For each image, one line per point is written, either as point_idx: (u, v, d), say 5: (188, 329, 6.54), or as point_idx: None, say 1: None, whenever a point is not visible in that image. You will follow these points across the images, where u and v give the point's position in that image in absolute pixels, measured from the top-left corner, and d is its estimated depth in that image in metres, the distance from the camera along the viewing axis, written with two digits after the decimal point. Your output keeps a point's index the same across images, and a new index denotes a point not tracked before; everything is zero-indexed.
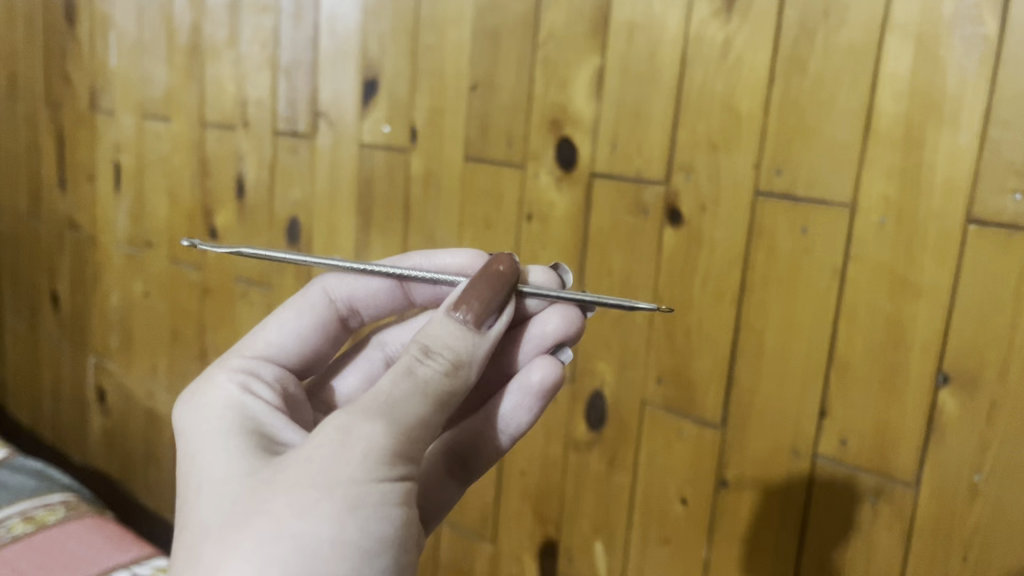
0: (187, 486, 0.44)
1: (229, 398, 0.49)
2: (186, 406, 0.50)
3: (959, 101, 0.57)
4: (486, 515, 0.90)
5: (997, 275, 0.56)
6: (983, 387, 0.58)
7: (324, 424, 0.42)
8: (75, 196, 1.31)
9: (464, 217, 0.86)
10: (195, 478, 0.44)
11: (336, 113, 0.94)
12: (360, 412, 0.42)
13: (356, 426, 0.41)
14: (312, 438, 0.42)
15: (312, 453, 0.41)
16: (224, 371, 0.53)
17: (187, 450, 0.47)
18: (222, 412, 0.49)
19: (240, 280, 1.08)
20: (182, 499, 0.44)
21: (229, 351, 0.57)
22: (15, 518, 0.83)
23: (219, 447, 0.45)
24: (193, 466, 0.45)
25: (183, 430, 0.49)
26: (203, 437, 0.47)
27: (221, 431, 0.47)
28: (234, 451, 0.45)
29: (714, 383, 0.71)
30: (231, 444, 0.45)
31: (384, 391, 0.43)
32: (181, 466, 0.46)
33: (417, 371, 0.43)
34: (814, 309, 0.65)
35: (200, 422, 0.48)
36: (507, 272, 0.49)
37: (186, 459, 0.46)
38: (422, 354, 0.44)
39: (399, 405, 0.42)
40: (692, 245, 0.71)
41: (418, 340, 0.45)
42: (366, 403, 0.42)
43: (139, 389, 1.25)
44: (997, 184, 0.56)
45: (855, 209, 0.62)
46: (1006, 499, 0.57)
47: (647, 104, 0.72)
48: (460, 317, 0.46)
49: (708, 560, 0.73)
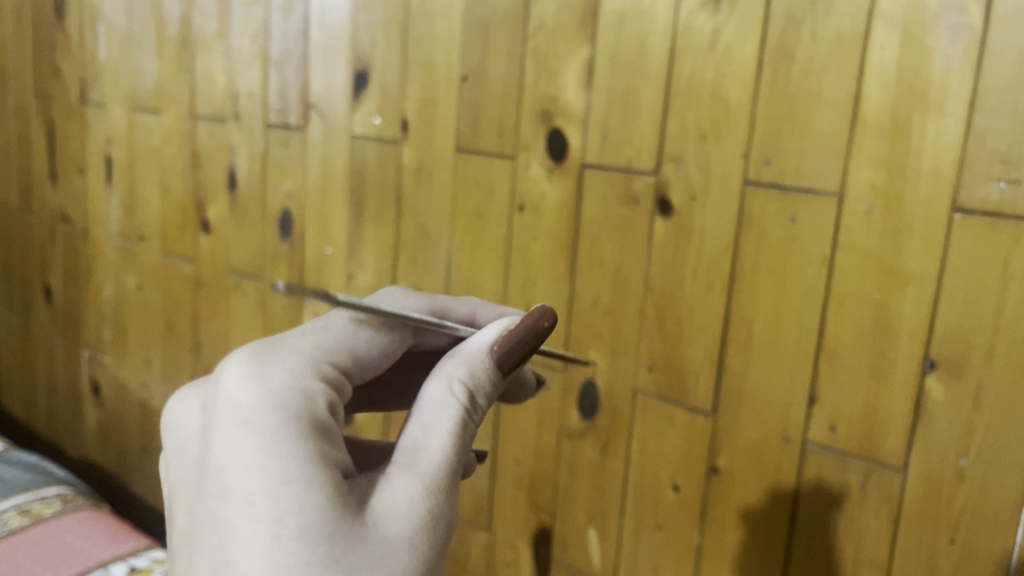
0: (257, 517, 0.37)
1: (293, 398, 0.41)
2: (250, 393, 0.41)
3: (944, 89, 0.58)
4: (481, 504, 0.90)
5: (982, 259, 0.57)
6: (970, 373, 0.59)
7: (405, 491, 0.40)
8: (66, 189, 1.31)
9: (456, 209, 0.87)
10: (277, 511, 0.37)
11: (327, 105, 0.94)
12: (436, 488, 0.40)
13: (437, 507, 0.40)
14: (400, 510, 0.39)
15: (409, 529, 0.38)
16: (286, 369, 0.43)
17: (257, 461, 0.38)
18: (292, 422, 0.40)
19: (234, 273, 1.08)
20: (254, 541, 0.36)
21: (278, 345, 0.45)
22: (10, 512, 0.83)
23: (312, 475, 0.38)
24: (263, 491, 0.37)
25: (238, 429, 0.39)
26: (279, 447, 0.39)
27: (306, 450, 0.39)
28: (323, 480, 0.38)
29: (704, 370, 0.72)
30: (324, 476, 0.38)
31: (445, 455, 0.42)
32: (244, 487, 0.38)
33: (466, 424, 0.43)
34: (803, 296, 0.66)
35: (274, 424, 0.39)
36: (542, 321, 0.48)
37: (252, 477, 0.38)
38: (467, 400, 0.44)
39: (457, 469, 0.42)
40: (682, 234, 0.72)
41: (459, 379, 0.44)
42: (438, 466, 0.41)
43: (133, 381, 1.26)
44: (983, 171, 0.57)
45: (843, 198, 0.63)
46: (992, 482, 0.59)
47: (637, 94, 0.73)
48: (496, 360, 0.46)
49: (700, 545, 0.74)
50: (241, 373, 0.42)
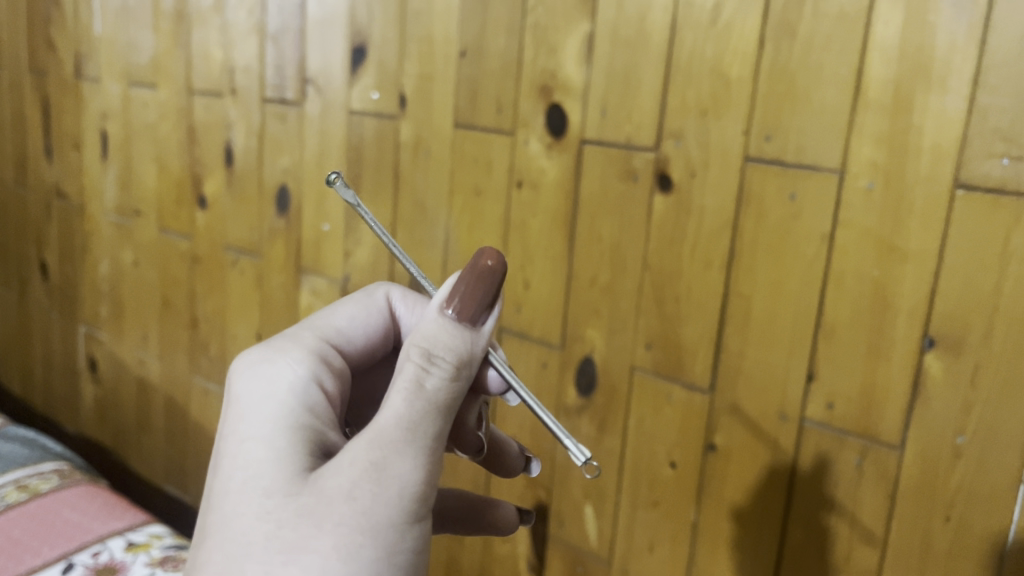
0: (227, 479, 0.42)
1: (286, 374, 0.47)
2: (246, 379, 0.47)
3: (948, 65, 0.57)
4: (478, 482, 0.90)
5: (984, 235, 0.57)
6: (967, 350, 0.58)
7: (351, 451, 0.41)
8: (61, 164, 1.30)
9: (455, 185, 0.86)
10: (241, 473, 0.42)
11: (324, 80, 0.94)
12: (382, 444, 0.41)
13: (389, 462, 0.41)
14: (343, 469, 0.40)
15: (350, 485, 0.40)
16: (293, 350, 0.50)
17: (237, 432, 0.44)
18: (276, 396, 0.46)
19: (230, 249, 1.08)
20: (221, 495, 0.42)
21: (283, 335, 0.53)
22: (8, 487, 0.83)
23: (276, 438, 0.43)
24: (234, 457, 0.43)
25: (231, 410, 0.46)
26: (254, 419, 0.45)
27: (277, 421, 0.44)
28: (284, 446, 0.43)
29: (702, 347, 0.72)
30: (282, 440, 0.43)
31: (400, 411, 0.42)
32: (223, 450, 0.44)
33: (425, 382, 0.43)
34: (802, 273, 0.65)
35: (256, 399, 0.46)
36: (495, 267, 0.49)
37: (230, 441, 0.44)
38: (425, 361, 0.44)
39: (420, 426, 0.42)
40: (681, 210, 0.71)
41: (418, 345, 0.45)
42: (386, 427, 0.41)
43: (130, 357, 1.26)
44: (984, 148, 0.56)
45: (844, 174, 0.62)
46: (989, 459, 0.58)
47: (637, 70, 0.72)
48: (453, 318, 0.47)
49: (697, 522, 0.74)
50: (245, 359, 0.49)
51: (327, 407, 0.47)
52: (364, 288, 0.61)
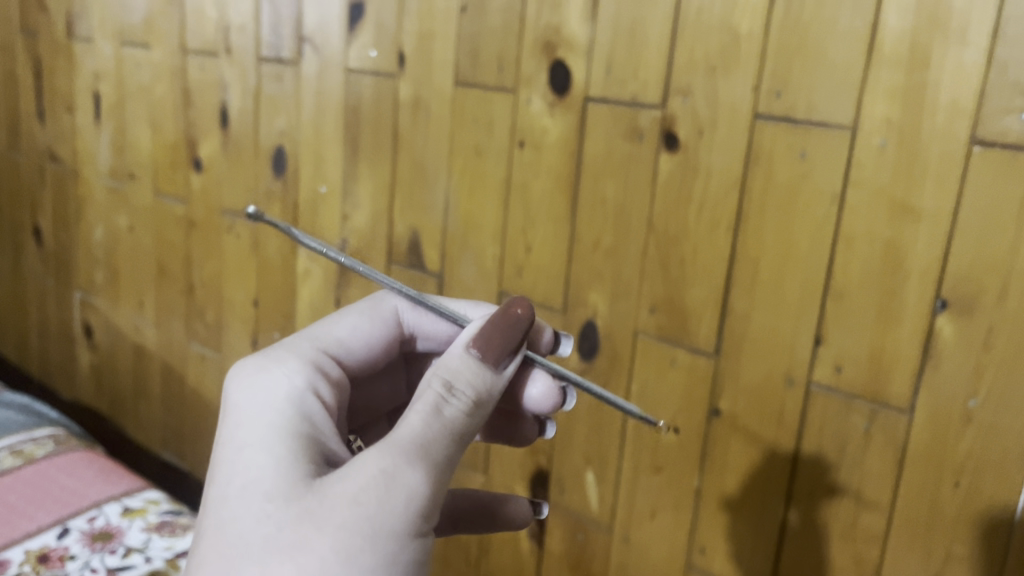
0: (225, 483, 0.41)
1: (286, 389, 0.47)
2: (245, 390, 0.47)
3: (967, 16, 0.54)
4: (477, 449, 0.89)
5: (1000, 194, 0.55)
6: (982, 313, 0.56)
7: (362, 459, 0.40)
8: (55, 128, 1.28)
9: (454, 147, 0.84)
10: (240, 476, 0.41)
11: (322, 39, 0.91)
12: (393, 454, 0.40)
13: (398, 472, 0.39)
14: (351, 475, 0.39)
15: (357, 490, 0.38)
16: (291, 361, 0.49)
17: (236, 438, 0.43)
18: (277, 407, 0.45)
19: (227, 213, 1.06)
20: (218, 498, 0.41)
21: (280, 343, 0.52)
22: (3, 452, 0.82)
23: (277, 445, 0.42)
24: (233, 462, 0.42)
25: (229, 418, 0.45)
26: (253, 427, 0.44)
27: (278, 429, 0.44)
28: (286, 452, 0.42)
29: (708, 311, 0.70)
30: (283, 446, 0.42)
31: (416, 429, 0.41)
32: (221, 457, 0.43)
33: (444, 409, 0.43)
34: (811, 233, 0.63)
35: (257, 408, 0.45)
36: (524, 317, 0.48)
37: (228, 447, 0.43)
38: (446, 391, 0.44)
39: (434, 446, 0.41)
40: (687, 170, 0.69)
41: (439, 375, 0.45)
42: (400, 441, 0.41)
43: (127, 323, 1.25)
44: (1002, 104, 0.54)
45: (856, 131, 0.60)
46: (1001, 425, 0.56)
47: (643, 24, 0.69)
48: (477, 356, 0.46)
49: (699, 488, 0.73)
50: (243, 371, 0.48)
51: (326, 421, 0.46)
52: (371, 297, 0.60)
